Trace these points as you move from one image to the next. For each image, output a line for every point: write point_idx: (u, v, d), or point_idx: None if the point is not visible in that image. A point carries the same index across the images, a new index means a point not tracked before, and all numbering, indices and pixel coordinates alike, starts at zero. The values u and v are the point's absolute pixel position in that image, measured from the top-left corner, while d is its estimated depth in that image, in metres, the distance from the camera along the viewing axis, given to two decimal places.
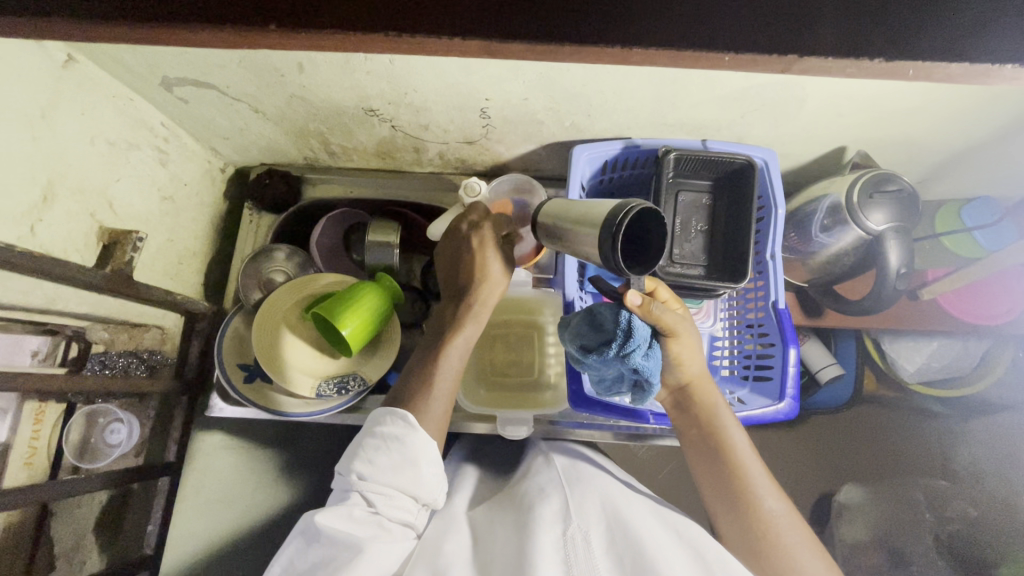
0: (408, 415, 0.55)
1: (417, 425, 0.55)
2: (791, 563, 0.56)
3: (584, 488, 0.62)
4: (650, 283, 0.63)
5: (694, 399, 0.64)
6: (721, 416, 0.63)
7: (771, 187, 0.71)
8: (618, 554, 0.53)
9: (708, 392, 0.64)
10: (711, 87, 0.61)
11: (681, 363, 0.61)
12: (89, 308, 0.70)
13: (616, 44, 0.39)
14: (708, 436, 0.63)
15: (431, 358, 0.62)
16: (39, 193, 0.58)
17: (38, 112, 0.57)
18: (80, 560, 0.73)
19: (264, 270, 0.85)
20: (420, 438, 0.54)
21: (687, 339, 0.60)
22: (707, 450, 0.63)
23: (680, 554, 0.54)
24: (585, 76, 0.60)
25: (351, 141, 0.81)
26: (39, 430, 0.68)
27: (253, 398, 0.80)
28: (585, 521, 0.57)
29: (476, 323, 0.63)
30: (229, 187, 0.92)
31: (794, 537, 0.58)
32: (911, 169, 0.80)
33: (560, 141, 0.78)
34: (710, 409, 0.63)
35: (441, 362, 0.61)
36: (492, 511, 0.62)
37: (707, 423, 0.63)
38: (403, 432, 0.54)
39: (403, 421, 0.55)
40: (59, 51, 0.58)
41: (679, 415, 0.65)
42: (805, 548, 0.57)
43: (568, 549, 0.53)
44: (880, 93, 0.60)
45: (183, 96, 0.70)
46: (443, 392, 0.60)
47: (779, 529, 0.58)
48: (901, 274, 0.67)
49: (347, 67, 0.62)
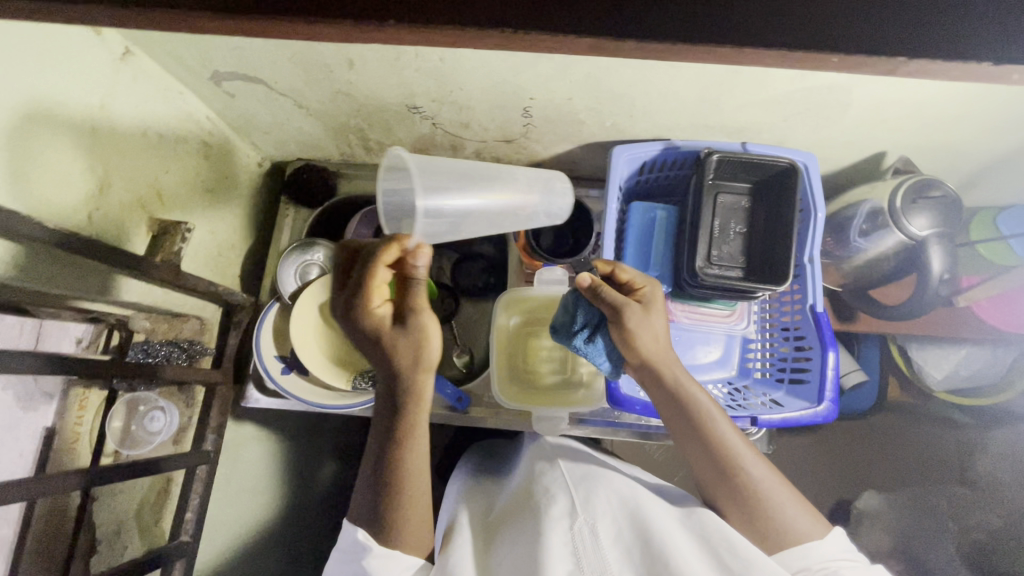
0: (359, 531, 0.55)
1: (370, 542, 0.54)
2: (781, 524, 0.57)
3: (590, 481, 0.62)
4: (605, 263, 0.65)
5: (660, 375, 0.60)
6: (689, 389, 0.60)
7: (812, 191, 0.71)
8: (627, 546, 0.55)
9: (672, 367, 0.60)
10: (757, 90, 0.61)
11: (634, 341, 0.59)
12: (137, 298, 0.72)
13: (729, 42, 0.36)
14: (679, 411, 0.60)
15: (389, 479, 0.54)
16: (96, 182, 0.60)
17: (96, 103, 0.58)
18: (121, 546, 0.74)
19: (300, 264, 0.87)
20: (374, 558, 0.53)
21: (632, 323, 0.59)
22: (681, 424, 0.61)
23: (687, 543, 0.54)
24: (632, 77, 0.61)
25: (389, 137, 0.82)
26: (82, 416, 0.71)
27: (292, 389, 0.80)
28: (592, 511, 0.57)
29: (414, 413, 0.54)
30: (265, 181, 0.93)
31: (780, 497, 0.58)
32: (948, 175, 0.80)
33: (598, 142, 0.79)
34: (674, 383, 0.60)
35: (400, 477, 0.54)
36: (506, 510, 0.63)
37: (676, 397, 0.60)
38: (359, 555, 0.54)
39: (357, 542, 0.55)
40: (117, 43, 0.60)
41: (650, 393, 0.62)
42: (793, 507, 0.58)
43: (575, 541, 0.54)
44: (926, 98, 0.60)
45: (231, 90, 0.71)
46: (416, 500, 0.55)
47: (763, 494, 0.58)
48: (942, 279, 0.68)
49: (396, 64, 0.62)
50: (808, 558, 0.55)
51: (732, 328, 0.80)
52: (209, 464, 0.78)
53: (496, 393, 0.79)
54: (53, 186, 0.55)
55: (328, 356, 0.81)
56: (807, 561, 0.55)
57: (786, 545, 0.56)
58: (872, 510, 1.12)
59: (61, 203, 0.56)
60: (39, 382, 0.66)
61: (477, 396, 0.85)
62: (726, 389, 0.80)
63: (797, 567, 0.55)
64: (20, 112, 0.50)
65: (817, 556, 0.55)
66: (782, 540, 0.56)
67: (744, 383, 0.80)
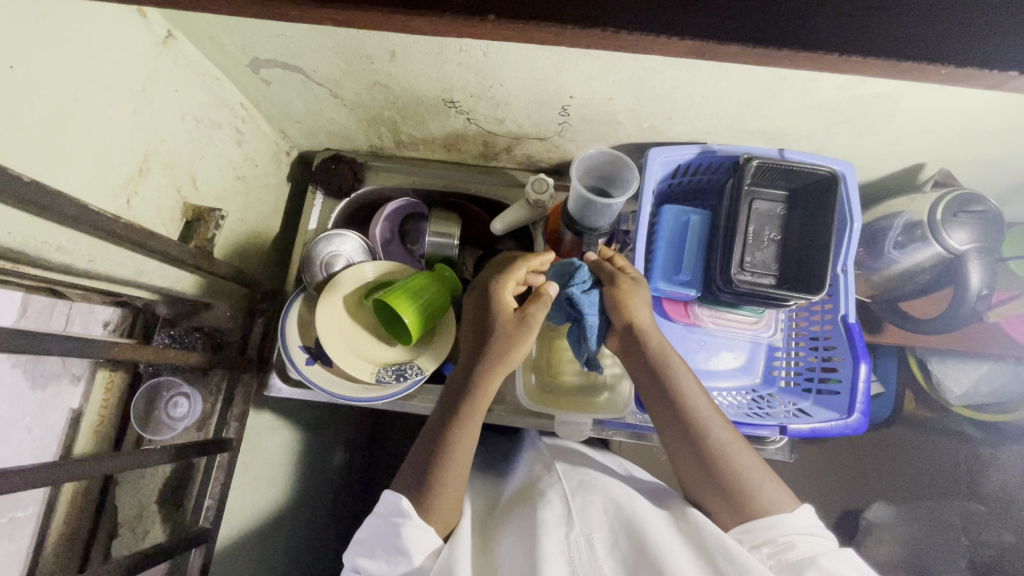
0: (402, 499, 0.55)
1: (410, 511, 0.55)
2: (749, 488, 0.56)
3: (587, 487, 0.61)
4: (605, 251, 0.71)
5: (637, 338, 0.63)
6: (667, 355, 0.62)
7: (849, 202, 0.70)
8: (623, 554, 0.52)
9: (654, 335, 0.63)
10: (804, 95, 0.61)
11: (627, 307, 0.63)
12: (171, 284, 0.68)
13: (820, 53, 0.32)
14: (654, 375, 0.62)
15: (440, 442, 0.59)
16: (136, 165, 0.59)
17: (138, 87, 0.58)
18: (142, 531, 0.71)
19: (326, 254, 0.86)
20: (411, 526, 0.54)
21: (631, 285, 0.64)
22: (655, 390, 0.62)
23: (681, 548, 0.52)
24: (679, 78, 0.60)
25: (422, 130, 0.81)
26: (109, 397, 0.71)
27: (318, 381, 0.79)
28: (588, 522, 0.56)
29: (483, 397, 0.62)
30: (291, 170, 0.93)
31: (750, 464, 0.57)
32: (984, 188, 0.79)
33: (632, 143, 0.78)
34: (656, 348, 0.62)
35: (451, 445, 0.59)
36: (505, 514, 0.62)
37: (650, 361, 0.62)
38: (398, 521, 0.54)
39: (398, 508, 0.55)
40: (160, 27, 0.59)
41: (628, 359, 0.64)
42: (762, 477, 0.57)
43: (572, 551, 0.53)
44: (974, 110, 0.60)
45: (267, 78, 0.70)
46: (450, 478, 0.58)
47: (733, 458, 0.58)
48: (980, 295, 0.71)
49: (439, 57, 0.62)
50: (775, 529, 0.53)
51: (758, 336, 0.79)
52: (232, 452, 0.77)
53: (519, 392, 0.78)
54: (95, 168, 0.54)
55: (353, 347, 0.80)
56: (773, 532, 0.53)
57: (756, 512, 0.55)
58: (882, 520, 1.09)
59: (99, 186, 0.55)
60: (68, 364, 0.66)
61: (501, 393, 0.84)
62: (749, 396, 0.80)
63: (765, 536, 0.53)
64: (66, 93, 0.50)
65: (782, 527, 0.53)
66: (751, 505, 0.55)
67: (769, 391, 0.79)
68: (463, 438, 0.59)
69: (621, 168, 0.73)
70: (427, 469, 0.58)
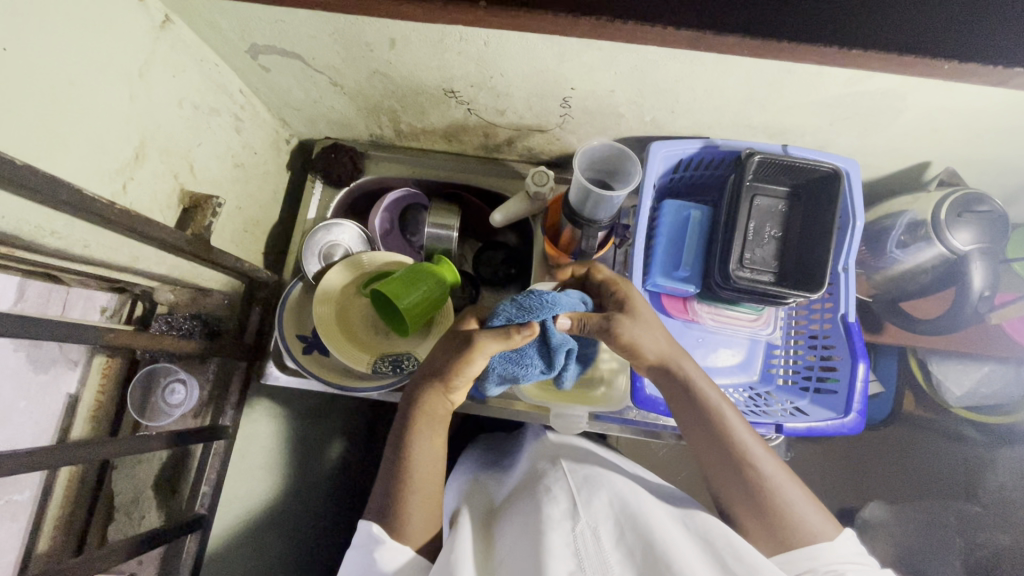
0: (372, 525, 0.56)
1: (382, 535, 0.55)
2: (791, 519, 0.55)
3: (591, 483, 0.60)
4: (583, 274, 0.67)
5: (668, 369, 0.62)
6: (697, 385, 0.61)
7: (852, 199, 0.70)
8: (628, 548, 0.52)
9: (681, 362, 0.62)
10: (808, 91, 0.60)
11: (637, 350, 0.61)
12: (163, 270, 0.67)
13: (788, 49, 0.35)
14: (686, 403, 0.61)
15: (398, 466, 0.60)
16: (132, 151, 0.59)
17: (135, 72, 0.58)
18: (139, 515, 0.73)
19: (324, 245, 0.86)
20: (384, 549, 0.53)
21: (634, 331, 0.60)
22: (691, 419, 0.61)
23: (690, 547, 0.52)
24: (681, 70, 0.59)
25: (422, 120, 0.81)
26: (104, 384, 0.71)
27: (312, 369, 0.81)
28: (593, 516, 0.55)
29: (430, 413, 0.62)
30: (291, 157, 0.92)
31: (786, 493, 0.56)
32: (993, 187, 0.78)
33: (634, 136, 0.77)
34: (685, 378, 0.61)
35: (409, 470, 0.59)
36: (511, 506, 0.61)
37: (684, 390, 0.61)
38: (371, 546, 0.54)
39: (370, 535, 0.55)
40: (158, 11, 0.59)
41: (660, 389, 0.64)
42: (801, 506, 0.56)
43: (578, 544, 0.52)
44: (983, 107, 0.59)
45: (266, 64, 0.70)
46: (416, 499, 0.58)
47: (769, 488, 0.56)
48: (983, 296, 0.71)
49: (439, 46, 0.61)
50: (817, 559, 0.52)
51: (757, 333, 0.79)
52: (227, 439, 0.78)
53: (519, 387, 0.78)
54: (90, 154, 0.54)
55: (350, 338, 0.80)
56: (815, 562, 0.52)
57: (798, 543, 0.53)
58: (878, 519, 1.07)
59: (96, 171, 0.55)
60: (64, 348, 0.67)
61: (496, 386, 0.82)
62: (747, 394, 0.79)
63: (806, 568, 0.52)
64: (61, 76, 0.49)
65: (824, 559, 0.52)
66: (794, 537, 0.54)
67: (767, 389, 0.79)
68: (417, 460, 0.60)
69: (624, 162, 0.72)
70: (393, 490, 0.58)
